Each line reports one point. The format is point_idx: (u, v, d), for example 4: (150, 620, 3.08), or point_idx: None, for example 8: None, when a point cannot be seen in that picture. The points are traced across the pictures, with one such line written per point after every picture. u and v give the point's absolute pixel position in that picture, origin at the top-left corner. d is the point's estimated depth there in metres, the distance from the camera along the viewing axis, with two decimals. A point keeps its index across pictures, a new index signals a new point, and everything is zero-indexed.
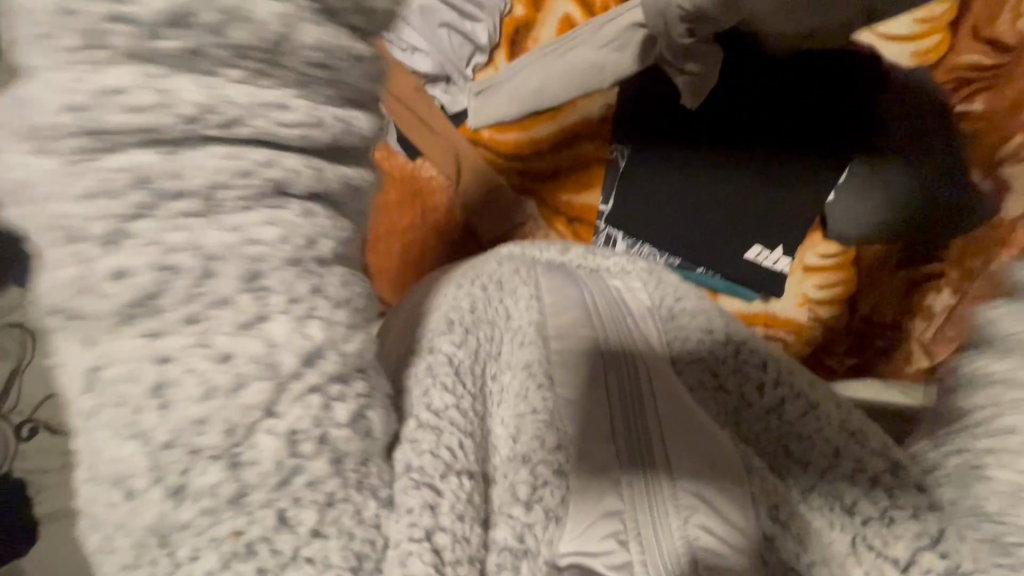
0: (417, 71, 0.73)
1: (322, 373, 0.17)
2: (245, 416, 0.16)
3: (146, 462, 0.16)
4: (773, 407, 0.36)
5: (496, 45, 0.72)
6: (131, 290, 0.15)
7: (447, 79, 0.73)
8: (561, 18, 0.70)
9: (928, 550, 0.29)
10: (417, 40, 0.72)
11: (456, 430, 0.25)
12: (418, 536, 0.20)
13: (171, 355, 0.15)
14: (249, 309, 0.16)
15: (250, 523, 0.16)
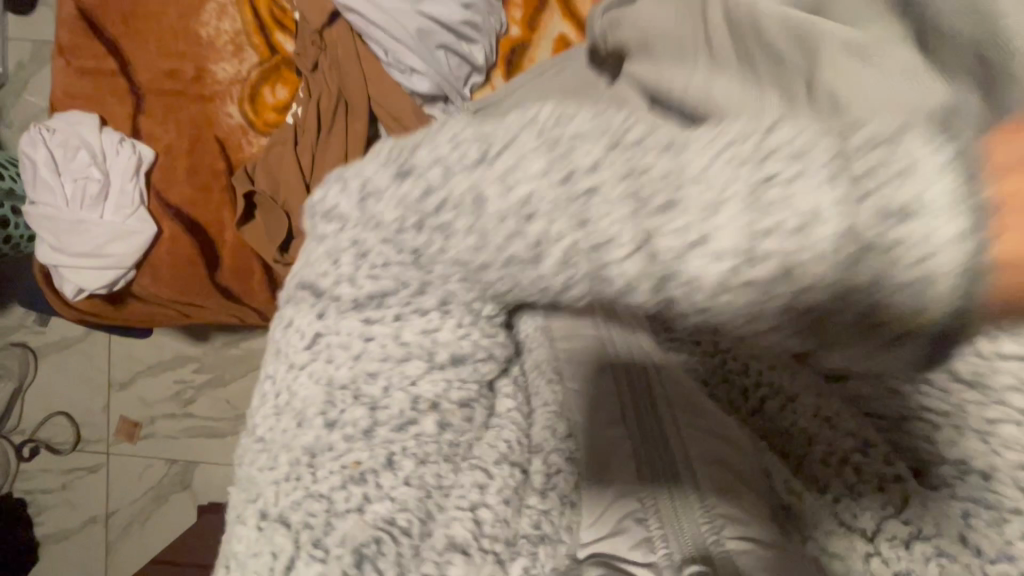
0: (416, 91, 0.71)
1: (439, 364, 0.25)
2: (408, 384, 0.25)
3: (326, 411, 0.25)
4: (756, 407, 0.37)
5: (495, 65, 0.75)
6: (344, 301, 0.23)
7: (444, 100, 0.73)
8: (557, 37, 0.74)
9: (892, 517, 0.31)
10: (412, 57, 0.70)
11: (514, 429, 0.31)
12: (465, 506, 0.28)
13: (362, 345, 0.24)
14: (396, 320, 0.23)
15: (369, 455, 0.26)
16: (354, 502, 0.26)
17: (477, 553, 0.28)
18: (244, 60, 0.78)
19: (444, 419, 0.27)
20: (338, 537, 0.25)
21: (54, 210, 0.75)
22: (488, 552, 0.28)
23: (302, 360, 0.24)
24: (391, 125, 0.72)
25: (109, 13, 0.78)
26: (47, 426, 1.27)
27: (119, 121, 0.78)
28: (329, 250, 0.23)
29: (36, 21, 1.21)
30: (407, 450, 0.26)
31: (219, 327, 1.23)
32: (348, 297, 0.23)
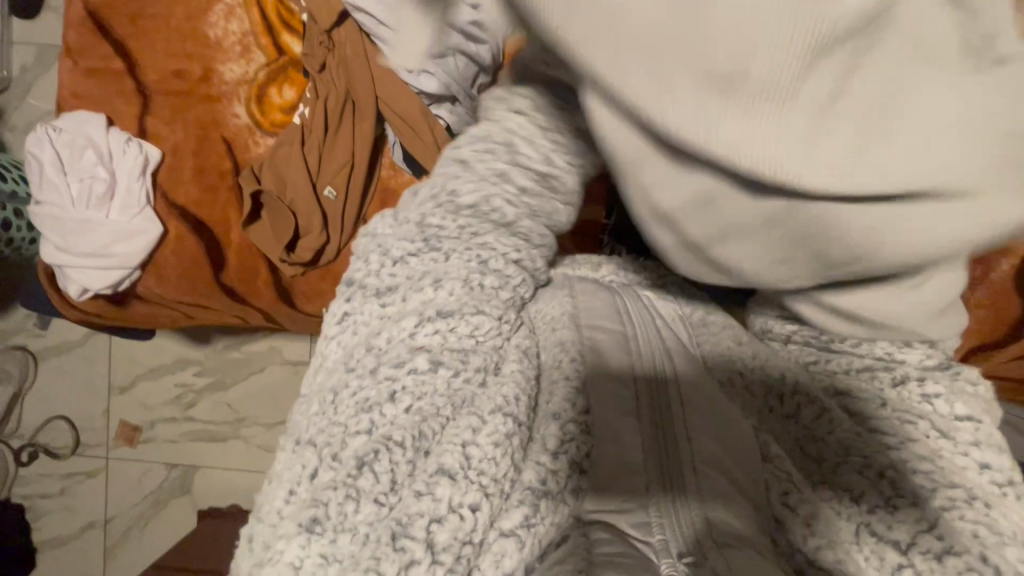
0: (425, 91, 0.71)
1: (464, 330, 0.33)
2: (407, 339, 0.32)
3: (363, 366, 0.32)
4: (789, 412, 0.37)
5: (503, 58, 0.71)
6: (398, 281, 0.33)
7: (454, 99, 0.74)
8: None
9: (926, 533, 0.31)
10: None
11: (514, 387, 0.33)
12: (455, 454, 0.30)
13: (396, 327, 0.32)
14: (417, 287, 0.33)
15: (380, 388, 0.31)
16: (379, 439, 0.30)
17: (462, 478, 0.29)
18: (251, 61, 0.79)
19: (434, 356, 0.32)
20: (350, 451, 0.30)
21: (59, 211, 0.76)
22: (474, 481, 0.29)
23: (377, 335, 0.33)
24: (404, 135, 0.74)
25: (116, 15, 0.78)
26: (46, 430, 1.26)
27: (124, 121, 0.78)
28: (385, 261, 0.34)
29: (41, 25, 1.21)
30: (405, 388, 0.31)
31: (220, 331, 1.22)
32: (414, 301, 0.33)
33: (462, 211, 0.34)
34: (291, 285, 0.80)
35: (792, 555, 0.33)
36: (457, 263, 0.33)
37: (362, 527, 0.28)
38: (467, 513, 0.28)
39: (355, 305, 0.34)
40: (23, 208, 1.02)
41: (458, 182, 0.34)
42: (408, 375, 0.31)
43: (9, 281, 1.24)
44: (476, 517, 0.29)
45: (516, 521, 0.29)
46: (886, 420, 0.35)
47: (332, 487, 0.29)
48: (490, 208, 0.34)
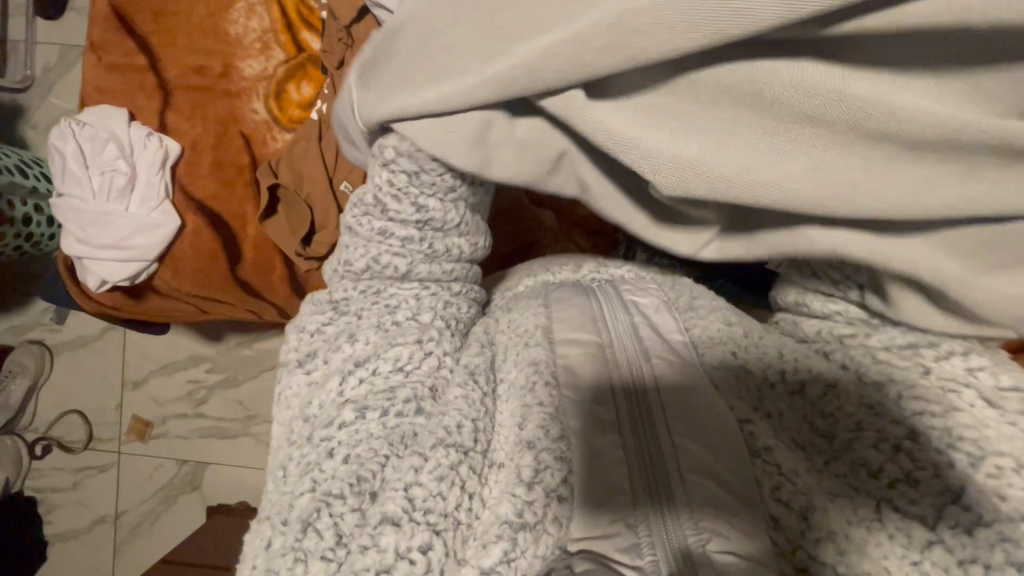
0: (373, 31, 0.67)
1: (384, 381, 0.41)
2: (336, 395, 0.41)
3: (315, 422, 0.41)
4: (794, 388, 0.43)
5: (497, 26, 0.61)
6: (332, 349, 0.42)
7: None
8: None
9: (953, 504, 0.35)
10: None
11: (456, 415, 0.40)
12: (400, 497, 0.36)
13: (335, 381, 0.41)
14: (339, 351, 0.42)
15: (320, 444, 0.39)
16: (318, 496, 0.37)
17: (406, 523, 0.36)
18: (270, 58, 0.79)
19: (358, 406, 0.39)
20: (297, 513, 0.37)
21: (79, 203, 0.77)
22: (420, 523, 0.36)
23: (326, 391, 0.41)
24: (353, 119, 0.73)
25: (141, 11, 0.79)
26: (61, 424, 1.28)
27: (146, 116, 0.80)
28: (326, 329, 0.44)
29: (66, 26, 1.24)
30: (340, 443, 0.39)
31: (233, 327, 1.24)
32: (351, 355, 0.41)
33: (360, 276, 0.43)
34: (305, 280, 0.80)
35: (795, 550, 0.37)
36: (371, 321, 0.42)
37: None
38: (416, 555, 0.35)
39: (287, 382, 0.44)
40: (44, 204, 1.04)
41: (355, 258, 0.43)
42: (341, 423, 0.39)
43: (29, 275, 1.26)
44: (427, 557, 0.35)
45: (496, 558, 0.35)
46: (925, 388, 0.39)
47: (283, 553, 0.36)
48: (383, 269, 0.42)
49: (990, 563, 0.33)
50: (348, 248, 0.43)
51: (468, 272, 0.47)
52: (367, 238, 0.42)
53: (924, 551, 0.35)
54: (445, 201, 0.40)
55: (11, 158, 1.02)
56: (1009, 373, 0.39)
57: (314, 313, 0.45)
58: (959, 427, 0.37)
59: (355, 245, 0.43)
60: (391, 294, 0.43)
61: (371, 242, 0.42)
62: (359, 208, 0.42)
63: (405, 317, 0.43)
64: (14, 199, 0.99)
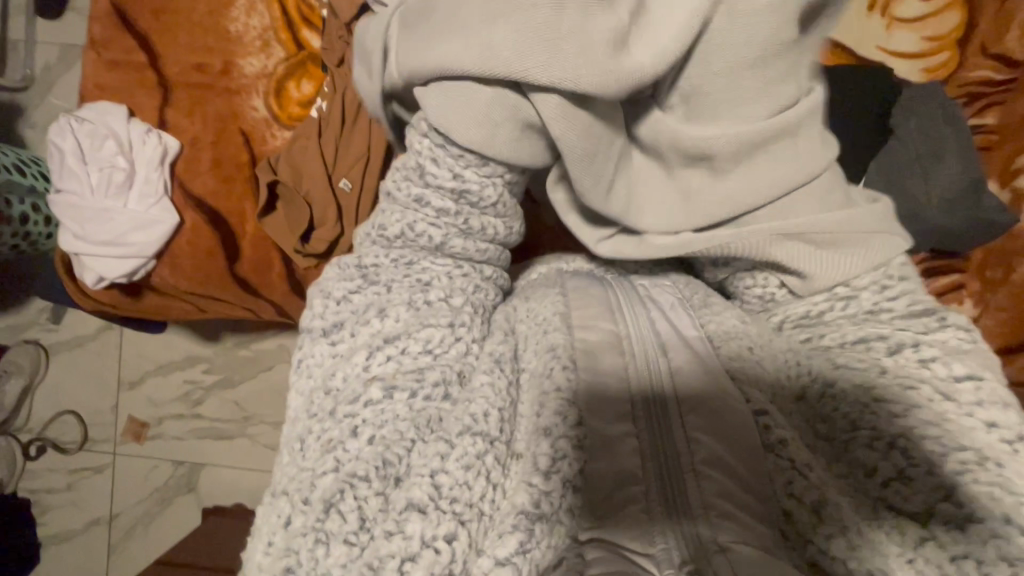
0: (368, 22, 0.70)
1: (412, 361, 0.42)
2: (363, 372, 0.41)
3: (340, 398, 0.41)
4: (798, 393, 0.44)
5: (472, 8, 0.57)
6: (359, 323, 0.43)
7: None
8: None
9: (945, 500, 0.36)
10: None
11: (483, 403, 0.41)
12: (427, 480, 0.37)
13: (362, 359, 0.42)
14: (367, 325, 0.43)
15: (347, 421, 0.40)
16: (345, 477, 0.37)
17: (433, 510, 0.36)
18: (271, 55, 0.80)
19: (386, 385, 0.40)
20: (319, 495, 0.37)
21: (79, 200, 0.77)
22: (447, 513, 0.36)
23: (353, 367, 0.42)
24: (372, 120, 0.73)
25: (141, 8, 0.79)
26: (56, 424, 1.27)
27: (145, 113, 0.80)
28: (353, 302, 0.44)
29: (64, 25, 1.24)
30: (366, 421, 0.39)
31: (229, 328, 1.23)
32: (379, 335, 0.42)
33: (394, 245, 0.45)
34: (305, 277, 0.80)
35: (805, 545, 0.36)
36: (401, 300, 0.43)
37: (337, 569, 0.35)
38: (441, 544, 0.35)
39: (309, 350, 0.45)
40: (41, 202, 1.03)
41: (390, 226, 0.44)
42: (369, 402, 0.40)
43: (24, 274, 1.25)
44: (452, 548, 0.35)
45: (511, 548, 0.35)
46: (886, 387, 0.41)
47: (304, 534, 0.36)
48: (416, 240, 0.44)
49: (983, 559, 0.34)
50: (385, 214, 0.45)
51: (500, 256, 0.49)
52: (403, 204, 0.44)
53: (917, 548, 0.35)
54: (481, 175, 0.42)
55: (8, 157, 1.01)
56: (962, 363, 0.42)
57: (341, 280, 0.45)
58: (925, 426, 0.39)
59: (392, 210, 0.44)
60: (422, 268, 0.45)
61: (407, 210, 0.43)
62: (402, 173, 0.43)
63: (437, 297, 0.44)
64: (11, 198, 0.98)
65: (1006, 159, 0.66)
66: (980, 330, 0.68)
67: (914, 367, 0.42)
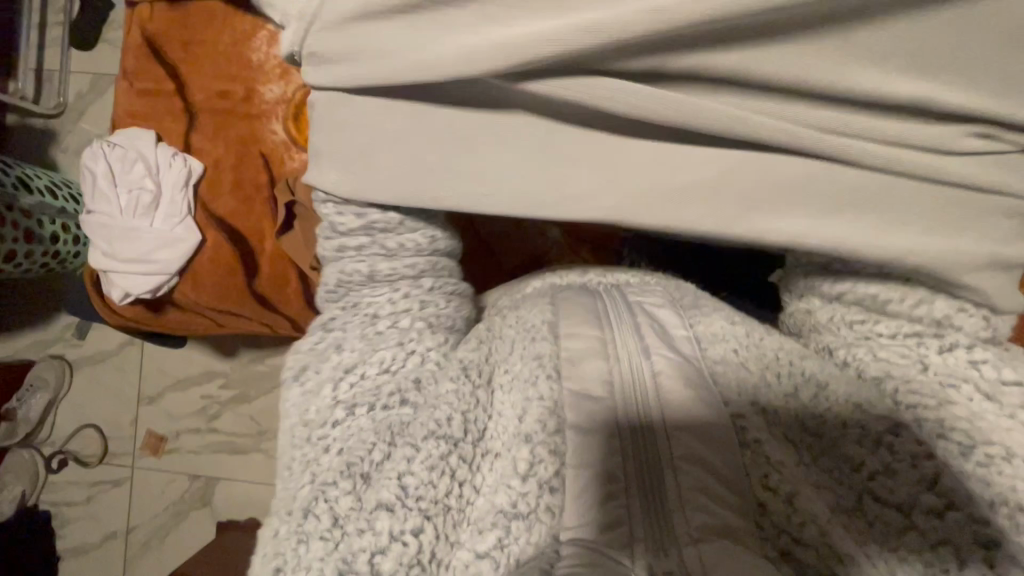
0: None
1: (373, 377, 0.43)
2: (325, 394, 0.43)
3: (309, 417, 0.43)
4: (788, 390, 0.44)
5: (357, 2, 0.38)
6: (321, 350, 0.44)
7: None
8: None
9: (928, 492, 0.38)
10: None
11: (445, 411, 0.42)
12: (393, 486, 0.39)
13: (325, 380, 0.43)
14: (328, 353, 0.44)
15: (314, 438, 0.42)
16: (314, 491, 0.39)
17: (400, 508, 0.39)
18: (290, 82, 0.84)
19: (350, 404, 0.42)
20: (298, 504, 0.39)
21: (108, 219, 0.82)
22: (413, 510, 0.39)
23: (316, 389, 0.43)
24: None
25: (171, 40, 0.84)
26: (77, 437, 1.30)
27: (172, 137, 0.84)
28: (317, 335, 0.45)
29: (97, 54, 1.30)
30: (333, 439, 0.41)
31: (246, 343, 1.26)
32: (339, 360, 0.43)
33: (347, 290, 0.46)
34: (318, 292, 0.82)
35: (777, 535, 0.38)
36: (364, 325, 0.44)
37: (315, 563, 0.37)
38: (409, 537, 0.38)
39: (285, 394, 0.45)
40: (71, 223, 1.09)
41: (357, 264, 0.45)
42: (335, 418, 0.42)
43: (54, 292, 1.31)
44: (418, 542, 0.38)
45: (491, 543, 0.39)
46: (921, 383, 0.42)
47: (290, 536, 0.38)
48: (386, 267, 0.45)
49: (960, 546, 0.36)
50: (331, 279, 0.46)
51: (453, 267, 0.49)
52: (367, 242, 0.44)
53: (899, 536, 0.38)
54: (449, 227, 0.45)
55: (42, 180, 1.07)
56: (1012, 368, 0.42)
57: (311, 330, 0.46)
58: (952, 418, 0.40)
59: (354, 254, 0.45)
60: (374, 301, 0.45)
61: (377, 245, 0.44)
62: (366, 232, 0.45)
63: (386, 325, 0.44)
64: (43, 219, 1.03)
65: None
66: None
67: (965, 365, 0.42)
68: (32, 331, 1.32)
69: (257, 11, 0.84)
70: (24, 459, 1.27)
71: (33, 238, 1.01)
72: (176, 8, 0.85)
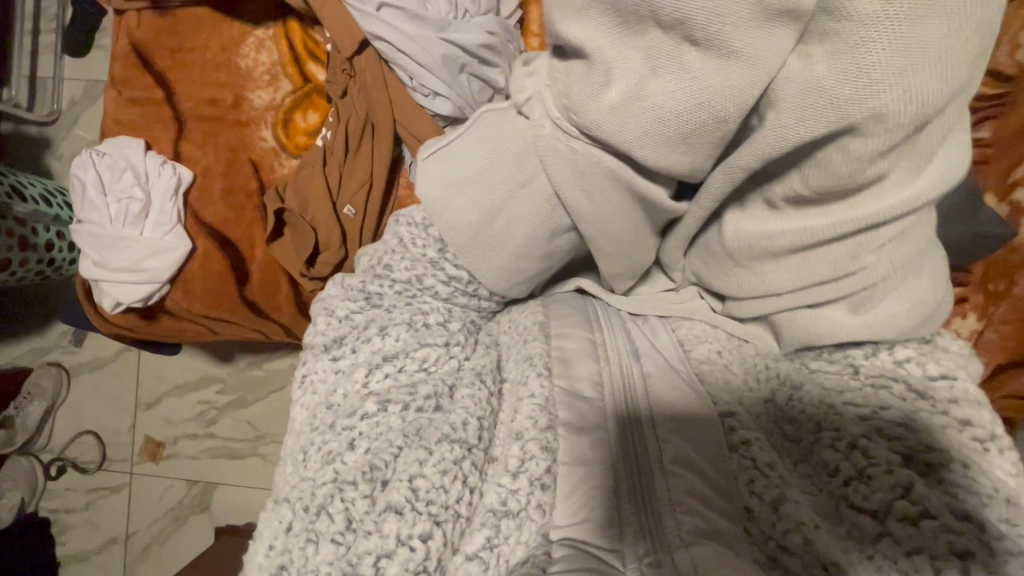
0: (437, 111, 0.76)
1: (406, 376, 0.45)
2: (358, 386, 0.45)
3: (332, 406, 0.45)
4: (767, 397, 0.47)
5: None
6: (353, 341, 0.47)
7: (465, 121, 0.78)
8: None
9: (901, 498, 0.38)
10: (436, 83, 0.75)
11: (463, 414, 0.44)
12: (410, 484, 0.40)
13: (359, 372, 0.45)
14: (359, 346, 0.46)
15: (336, 436, 0.43)
16: (334, 485, 0.41)
17: (409, 512, 0.39)
18: (278, 89, 0.84)
19: (381, 399, 0.44)
20: (314, 501, 0.41)
21: (98, 228, 0.81)
22: (423, 514, 0.40)
23: (346, 375, 0.46)
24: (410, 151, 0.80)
25: (159, 47, 0.84)
26: (76, 444, 1.31)
27: (161, 145, 0.84)
28: (337, 329, 0.48)
29: (90, 61, 1.30)
30: (361, 434, 0.43)
31: (243, 349, 1.26)
32: (372, 353, 0.46)
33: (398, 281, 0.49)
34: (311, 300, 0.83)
35: (765, 541, 0.39)
36: (400, 325, 0.47)
37: (324, 566, 0.39)
38: (416, 543, 0.39)
39: (311, 366, 0.48)
40: (65, 230, 1.09)
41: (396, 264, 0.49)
42: (362, 413, 0.44)
43: (51, 299, 1.31)
44: (426, 546, 0.39)
45: (480, 544, 0.40)
46: (858, 390, 0.43)
47: (302, 535, 0.40)
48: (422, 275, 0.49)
49: (935, 554, 0.36)
50: (392, 256, 0.49)
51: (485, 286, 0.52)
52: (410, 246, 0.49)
53: (873, 544, 0.38)
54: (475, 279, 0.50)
55: (37, 188, 1.07)
56: (937, 363, 0.43)
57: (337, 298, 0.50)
58: (887, 425, 0.41)
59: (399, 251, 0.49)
60: (423, 303, 0.49)
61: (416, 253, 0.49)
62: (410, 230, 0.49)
63: (435, 321, 0.48)
64: (38, 227, 1.03)
65: (1003, 172, 0.66)
66: (983, 344, 0.67)
67: (892, 365, 0.44)
68: (28, 338, 1.32)
69: (246, 18, 0.84)
70: (21, 466, 1.26)
71: (27, 246, 1.01)
72: (163, 14, 0.85)
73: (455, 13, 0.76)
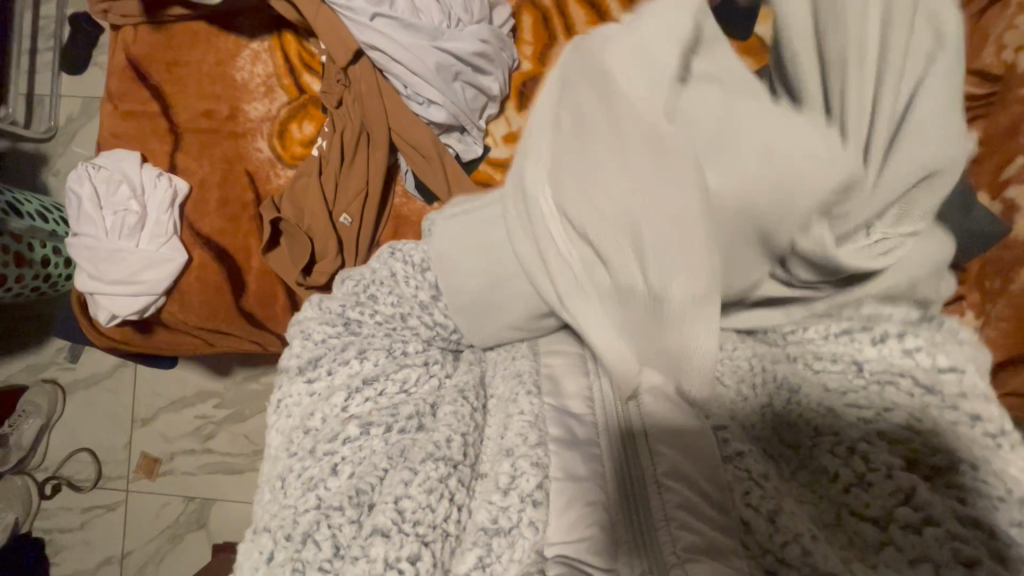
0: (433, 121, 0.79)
1: (390, 396, 0.47)
2: (338, 410, 0.46)
3: (310, 426, 0.46)
4: (763, 403, 0.47)
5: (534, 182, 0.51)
6: (332, 367, 0.48)
7: (462, 129, 0.81)
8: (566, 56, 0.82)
9: (900, 504, 0.38)
10: (430, 92, 0.77)
11: (445, 432, 0.45)
12: (400, 505, 0.40)
13: (339, 396, 0.46)
14: (336, 371, 0.48)
15: (317, 461, 0.43)
16: (313, 506, 0.41)
17: (396, 534, 0.39)
18: (275, 100, 0.85)
19: (364, 421, 0.45)
20: (298, 528, 0.40)
21: (94, 241, 0.80)
22: (407, 535, 0.39)
23: (326, 398, 0.47)
24: (408, 156, 0.80)
25: (155, 62, 0.85)
26: (72, 462, 1.29)
27: (155, 157, 0.84)
28: (314, 356, 0.49)
29: (87, 78, 1.31)
30: (344, 458, 0.43)
31: (240, 361, 1.25)
32: (352, 376, 0.47)
33: (381, 311, 0.52)
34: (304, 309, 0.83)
35: (763, 554, 0.37)
36: (380, 351, 0.49)
37: None
38: (404, 565, 0.38)
39: (287, 391, 0.48)
40: (61, 245, 1.09)
41: (378, 293, 0.53)
42: (342, 437, 0.44)
43: (49, 315, 1.30)
44: (414, 567, 0.38)
45: (471, 563, 0.40)
46: (859, 394, 0.43)
47: (287, 561, 0.39)
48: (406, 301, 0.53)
49: (941, 562, 0.35)
50: (379, 288, 0.54)
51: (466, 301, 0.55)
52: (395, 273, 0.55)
53: (877, 552, 0.37)
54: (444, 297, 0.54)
55: (33, 204, 1.06)
56: (946, 354, 0.43)
57: (313, 318, 0.52)
58: (891, 431, 0.41)
59: (382, 275, 0.55)
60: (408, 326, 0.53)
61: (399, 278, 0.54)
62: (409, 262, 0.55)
63: (414, 348, 0.50)
64: (34, 243, 1.03)
65: (996, 168, 0.66)
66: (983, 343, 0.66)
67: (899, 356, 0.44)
68: (24, 355, 1.31)
69: (242, 31, 0.85)
70: (16, 486, 1.25)
71: (23, 262, 1.00)
72: (159, 29, 0.86)
73: (449, 23, 0.79)
